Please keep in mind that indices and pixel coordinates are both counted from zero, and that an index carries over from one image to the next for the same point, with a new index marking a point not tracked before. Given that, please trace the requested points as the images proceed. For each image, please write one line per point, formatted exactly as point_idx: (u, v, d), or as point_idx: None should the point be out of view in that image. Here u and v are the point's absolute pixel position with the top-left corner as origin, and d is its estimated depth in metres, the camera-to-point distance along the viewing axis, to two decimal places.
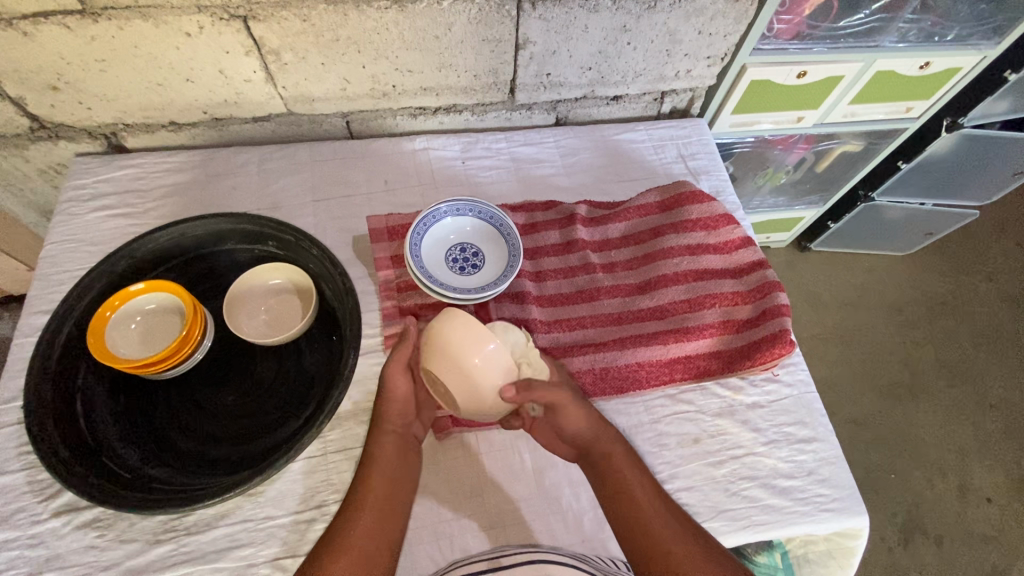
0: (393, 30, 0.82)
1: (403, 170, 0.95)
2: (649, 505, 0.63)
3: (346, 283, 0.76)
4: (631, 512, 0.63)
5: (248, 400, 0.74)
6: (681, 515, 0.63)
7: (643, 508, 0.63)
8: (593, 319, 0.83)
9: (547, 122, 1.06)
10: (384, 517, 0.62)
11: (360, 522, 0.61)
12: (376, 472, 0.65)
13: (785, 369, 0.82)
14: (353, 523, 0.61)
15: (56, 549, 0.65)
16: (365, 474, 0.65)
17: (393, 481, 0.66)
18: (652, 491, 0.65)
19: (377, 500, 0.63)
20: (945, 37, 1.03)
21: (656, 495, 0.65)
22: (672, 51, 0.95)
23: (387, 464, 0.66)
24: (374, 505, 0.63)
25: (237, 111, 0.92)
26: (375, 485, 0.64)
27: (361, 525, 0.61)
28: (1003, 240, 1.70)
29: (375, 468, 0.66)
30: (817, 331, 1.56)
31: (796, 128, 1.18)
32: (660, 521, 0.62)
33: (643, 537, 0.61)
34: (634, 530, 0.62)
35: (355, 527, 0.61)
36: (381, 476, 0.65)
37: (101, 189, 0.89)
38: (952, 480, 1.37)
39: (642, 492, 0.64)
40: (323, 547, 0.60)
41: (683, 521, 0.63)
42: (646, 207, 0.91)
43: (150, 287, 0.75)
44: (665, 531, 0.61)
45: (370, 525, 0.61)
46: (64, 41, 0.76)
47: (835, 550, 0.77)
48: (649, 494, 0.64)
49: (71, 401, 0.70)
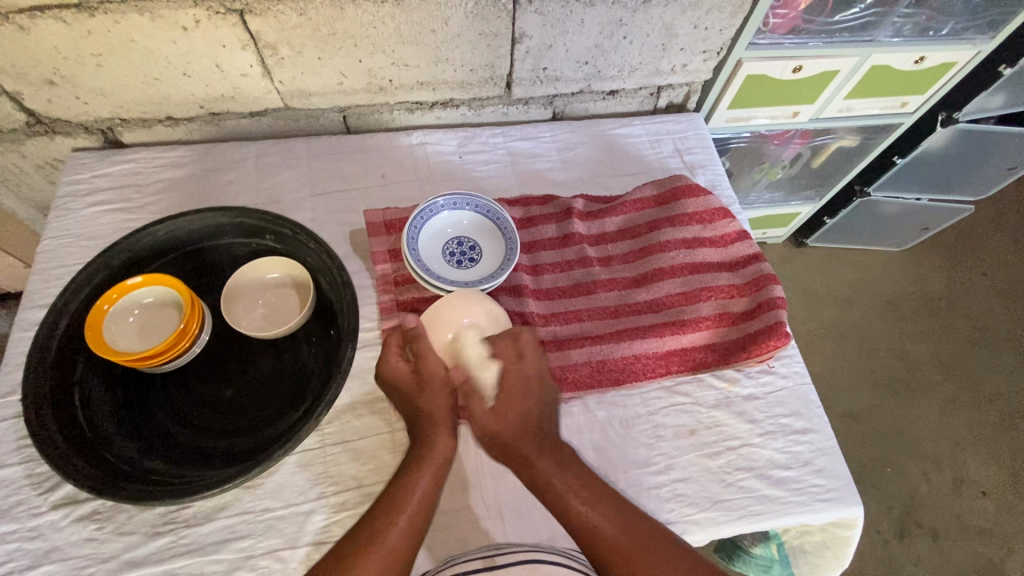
0: (390, 24, 0.83)
1: (400, 164, 0.95)
2: (593, 512, 0.65)
3: (344, 276, 0.76)
4: (578, 523, 0.65)
5: (246, 393, 0.74)
6: (631, 513, 0.66)
7: (585, 514, 0.65)
8: (591, 312, 0.83)
9: (545, 116, 1.07)
10: (418, 525, 0.64)
11: (395, 529, 0.63)
12: (421, 478, 0.67)
13: (780, 361, 0.82)
14: (386, 528, 0.63)
15: (56, 541, 0.65)
16: (409, 480, 0.67)
17: (434, 489, 0.67)
18: (599, 493, 0.67)
19: (413, 507, 0.65)
20: (939, 31, 1.03)
21: (604, 495, 0.67)
22: (668, 45, 0.96)
23: (433, 470, 0.68)
24: (410, 511, 0.65)
25: (234, 106, 0.92)
26: (416, 492, 0.66)
27: (396, 530, 0.63)
28: (998, 235, 1.71)
29: (421, 473, 0.67)
30: (814, 326, 1.57)
31: (792, 122, 1.18)
32: (611, 527, 0.64)
33: (596, 546, 0.64)
34: (589, 542, 0.64)
35: (387, 533, 0.63)
36: (426, 483, 0.67)
37: (98, 183, 0.90)
38: (947, 474, 1.38)
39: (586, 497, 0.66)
40: (348, 546, 0.62)
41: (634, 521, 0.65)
42: (643, 201, 0.91)
43: (148, 280, 0.75)
44: (620, 537, 0.64)
45: (402, 532, 0.63)
46: (60, 34, 0.76)
47: (830, 541, 0.77)
48: (592, 499, 0.66)
49: (69, 394, 0.70)
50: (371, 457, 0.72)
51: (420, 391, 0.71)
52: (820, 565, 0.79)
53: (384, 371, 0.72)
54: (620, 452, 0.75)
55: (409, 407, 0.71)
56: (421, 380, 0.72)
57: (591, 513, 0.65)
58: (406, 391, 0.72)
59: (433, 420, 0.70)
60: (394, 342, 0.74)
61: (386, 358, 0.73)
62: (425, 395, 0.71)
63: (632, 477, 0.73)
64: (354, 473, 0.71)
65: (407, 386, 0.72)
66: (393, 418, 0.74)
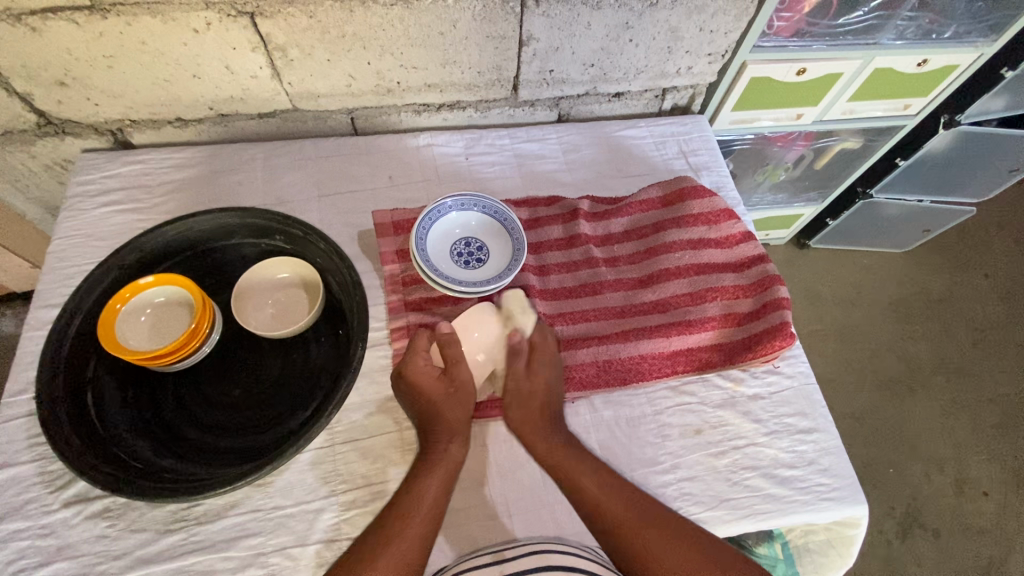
0: (398, 27, 0.83)
1: (407, 165, 0.96)
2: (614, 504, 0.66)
3: (354, 276, 0.77)
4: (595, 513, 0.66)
5: (257, 392, 0.74)
6: (650, 507, 0.67)
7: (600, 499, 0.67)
8: (597, 312, 0.84)
9: (550, 118, 1.08)
10: (428, 527, 0.65)
11: (407, 533, 0.64)
12: (429, 484, 0.68)
13: (785, 361, 0.83)
14: (398, 532, 0.64)
15: (68, 538, 0.66)
16: (419, 482, 0.68)
17: (441, 495, 0.67)
18: (618, 485, 0.68)
19: (424, 511, 0.66)
20: (943, 34, 1.04)
21: (623, 487, 0.68)
22: (673, 48, 0.96)
23: (443, 473, 0.69)
24: (422, 514, 0.65)
25: (243, 107, 0.93)
26: (425, 495, 0.67)
27: (408, 534, 0.64)
28: (1000, 237, 1.71)
29: (429, 478, 0.68)
30: (817, 327, 1.57)
31: (796, 125, 1.19)
32: (628, 514, 0.66)
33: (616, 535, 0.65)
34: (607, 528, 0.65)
35: (400, 534, 0.64)
36: (433, 487, 0.67)
37: (107, 184, 0.90)
38: (949, 473, 1.39)
39: (607, 481, 0.68)
40: (361, 551, 0.63)
41: (662, 517, 0.66)
42: (648, 202, 0.92)
43: (159, 280, 0.76)
44: (642, 526, 0.65)
45: (416, 534, 0.64)
46: (73, 36, 0.76)
47: (835, 540, 0.78)
48: (612, 491, 0.68)
49: (82, 392, 0.71)
50: (380, 455, 0.73)
51: (443, 399, 0.72)
52: (824, 565, 0.79)
53: (404, 370, 0.74)
54: (627, 451, 0.75)
55: (425, 407, 0.72)
56: (448, 386, 0.73)
57: (611, 504, 0.66)
58: (421, 390, 0.73)
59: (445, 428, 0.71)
60: (420, 344, 0.75)
61: (409, 359, 0.74)
62: (449, 402, 0.72)
63: (638, 476, 0.74)
64: (363, 472, 0.72)
65: (430, 391, 0.73)
66: (402, 418, 0.75)
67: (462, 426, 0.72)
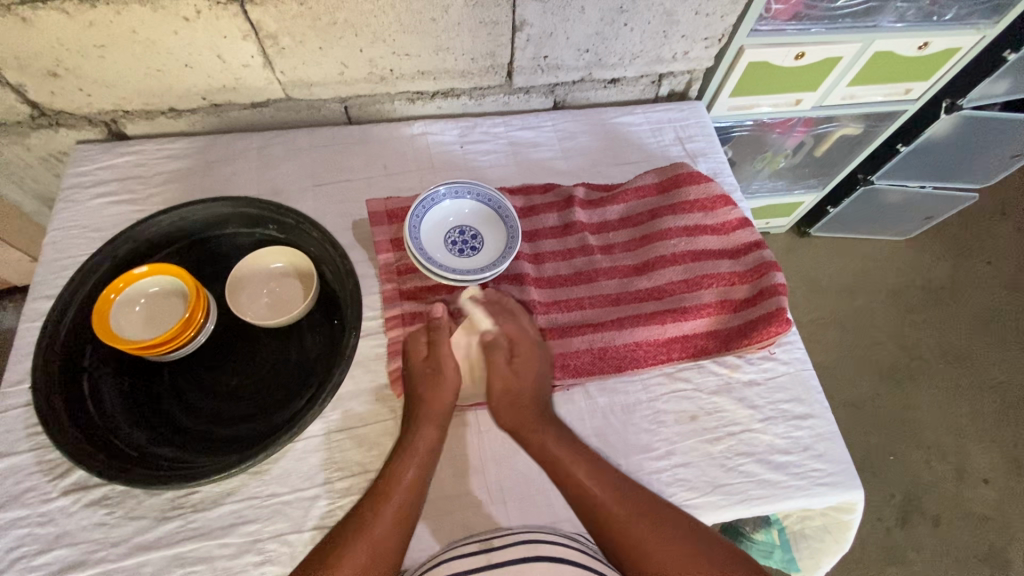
0: (390, 12, 0.83)
1: (402, 154, 0.96)
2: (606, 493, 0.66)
3: (347, 264, 0.77)
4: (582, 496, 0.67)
5: (251, 381, 0.75)
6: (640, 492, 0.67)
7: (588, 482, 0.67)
8: (592, 300, 0.84)
9: (546, 106, 1.07)
10: (406, 513, 0.65)
11: (384, 515, 0.64)
12: (407, 466, 0.68)
13: (781, 347, 0.83)
14: (376, 515, 0.64)
15: (66, 526, 0.66)
16: (396, 467, 0.67)
17: (420, 479, 0.67)
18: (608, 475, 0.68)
19: (400, 496, 0.65)
20: (944, 16, 1.03)
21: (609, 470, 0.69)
22: (669, 32, 0.95)
23: (417, 459, 0.68)
24: (400, 495, 0.66)
25: (236, 96, 0.92)
26: (401, 480, 0.67)
27: (382, 517, 0.64)
28: (1003, 223, 1.70)
29: (407, 464, 0.68)
30: (816, 315, 1.57)
31: (795, 110, 1.18)
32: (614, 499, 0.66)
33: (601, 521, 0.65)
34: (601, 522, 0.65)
35: (374, 521, 0.63)
36: (411, 473, 0.67)
37: (101, 175, 0.90)
38: (950, 462, 1.38)
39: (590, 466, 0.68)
40: (336, 538, 0.63)
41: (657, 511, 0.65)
42: (643, 189, 0.91)
43: (153, 270, 0.76)
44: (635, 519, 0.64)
45: (389, 519, 0.64)
46: (63, 26, 0.76)
47: (830, 525, 0.77)
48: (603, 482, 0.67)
49: (77, 381, 0.72)
50: (375, 443, 0.73)
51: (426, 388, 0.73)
52: (820, 549, 0.80)
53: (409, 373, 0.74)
54: (622, 438, 0.75)
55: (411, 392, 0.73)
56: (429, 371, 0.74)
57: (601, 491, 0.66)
58: (414, 374, 0.74)
59: (423, 411, 0.71)
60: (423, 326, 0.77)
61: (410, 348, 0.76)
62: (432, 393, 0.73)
63: (633, 462, 0.74)
64: (358, 459, 0.72)
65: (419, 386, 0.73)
66: (397, 407, 0.75)
67: (442, 412, 0.72)
